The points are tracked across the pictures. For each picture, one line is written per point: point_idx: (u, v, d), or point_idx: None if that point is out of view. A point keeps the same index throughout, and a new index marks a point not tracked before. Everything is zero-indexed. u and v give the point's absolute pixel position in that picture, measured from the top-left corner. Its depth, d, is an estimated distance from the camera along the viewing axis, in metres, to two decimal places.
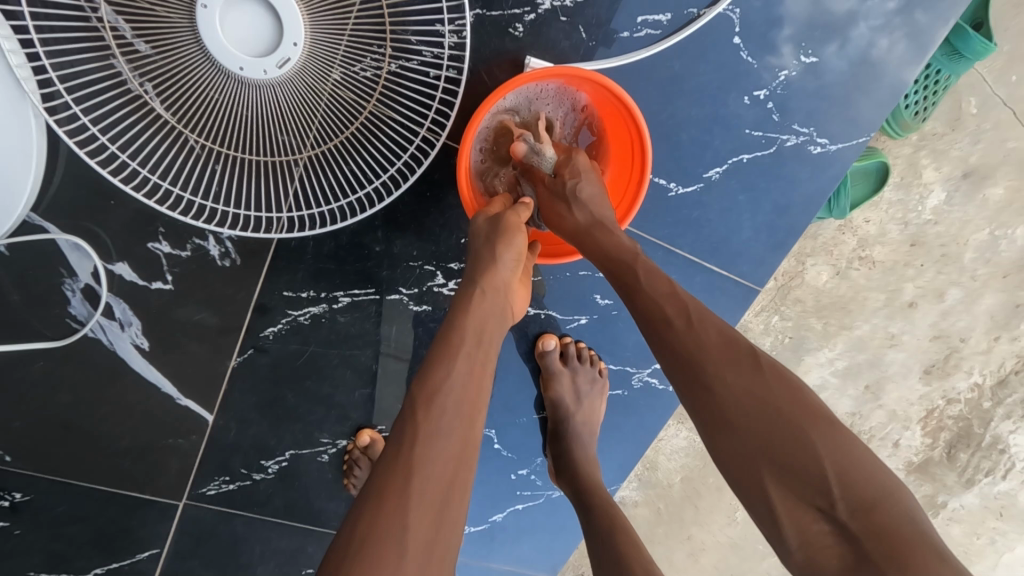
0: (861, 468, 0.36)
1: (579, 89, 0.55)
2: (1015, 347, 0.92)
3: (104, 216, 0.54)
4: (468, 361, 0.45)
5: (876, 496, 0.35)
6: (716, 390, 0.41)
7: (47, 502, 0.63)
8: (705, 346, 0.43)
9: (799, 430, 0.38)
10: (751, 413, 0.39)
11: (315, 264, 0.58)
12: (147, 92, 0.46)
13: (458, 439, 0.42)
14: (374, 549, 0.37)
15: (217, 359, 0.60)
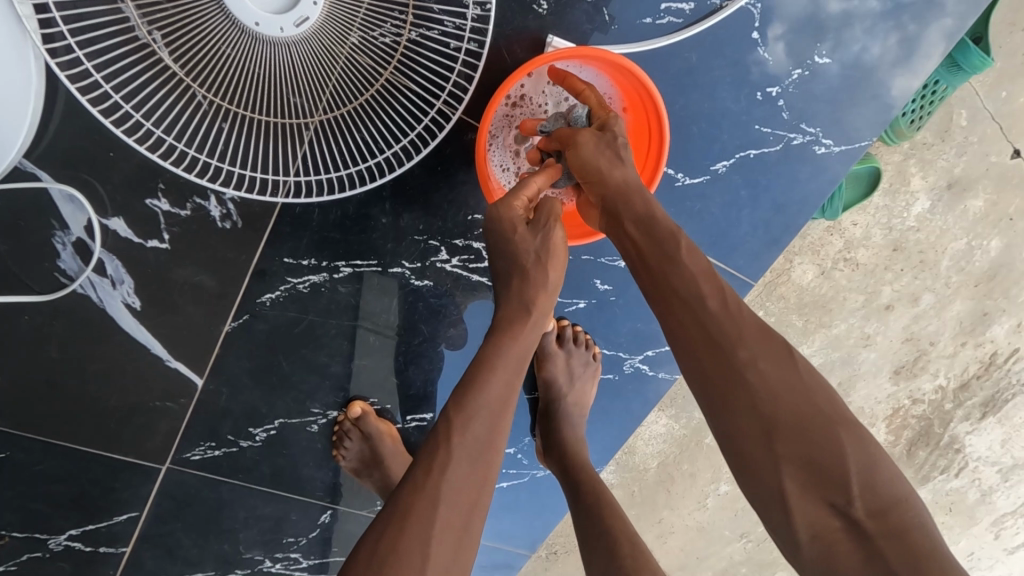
0: (882, 472, 0.40)
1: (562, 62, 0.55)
2: (977, 352, 0.97)
3: (102, 168, 0.52)
4: (506, 387, 0.48)
5: (890, 497, 0.39)
6: (749, 378, 0.43)
7: (24, 459, 0.62)
8: (739, 336, 0.44)
9: (826, 424, 0.41)
10: (783, 404, 0.42)
11: (319, 233, 0.57)
12: (155, 41, 0.44)
13: (484, 464, 0.46)
14: (398, 563, 0.40)
15: (211, 323, 0.58)
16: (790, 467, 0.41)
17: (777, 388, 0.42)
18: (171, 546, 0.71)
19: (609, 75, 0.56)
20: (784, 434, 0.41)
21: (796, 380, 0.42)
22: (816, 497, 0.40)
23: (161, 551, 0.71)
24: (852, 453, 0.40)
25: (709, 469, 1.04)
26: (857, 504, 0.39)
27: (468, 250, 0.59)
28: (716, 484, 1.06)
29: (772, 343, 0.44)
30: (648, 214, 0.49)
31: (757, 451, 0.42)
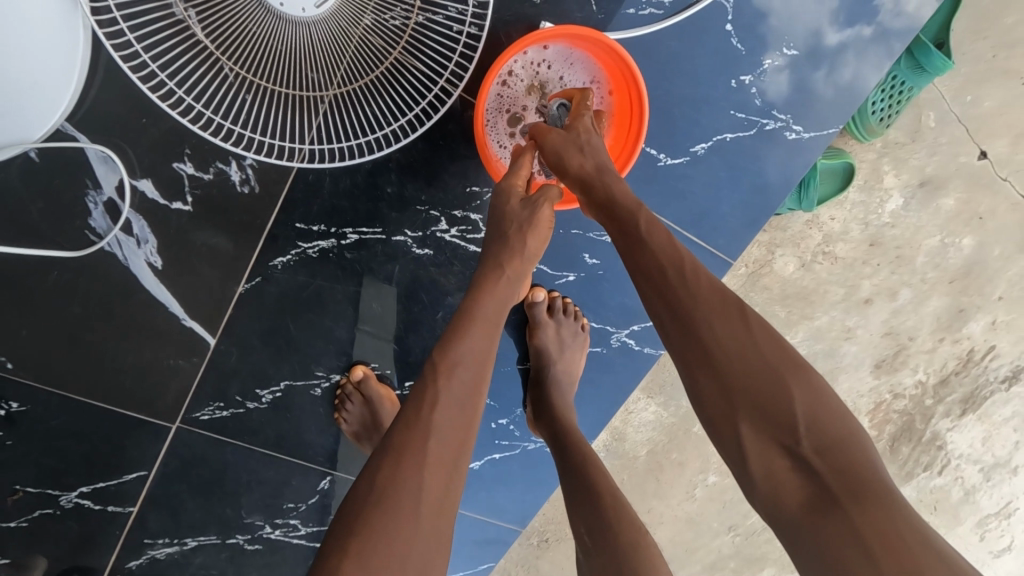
0: (832, 416, 0.44)
1: (552, 41, 0.60)
2: (955, 348, 1.02)
3: (134, 133, 0.57)
4: (487, 339, 0.53)
5: (836, 435, 0.43)
6: (706, 337, 0.47)
7: (42, 414, 0.66)
8: (695, 298, 0.48)
9: (775, 372, 0.45)
10: (735, 357, 0.46)
11: (329, 200, 0.62)
12: (190, 17, 0.49)
13: (468, 408, 0.50)
14: (392, 493, 0.45)
15: (226, 284, 0.63)
16: (744, 416, 0.45)
17: (729, 343, 0.47)
18: (177, 506, 0.74)
19: (596, 55, 0.61)
20: (741, 387, 0.45)
21: (746, 334, 0.47)
22: (769, 440, 0.44)
23: (168, 510, 0.74)
24: (800, 399, 0.44)
25: (697, 459, 1.07)
26: (803, 442, 0.43)
27: (466, 222, 0.64)
28: (704, 475, 1.09)
29: (726, 305, 0.48)
30: (619, 193, 0.55)
31: (713, 404, 0.47)
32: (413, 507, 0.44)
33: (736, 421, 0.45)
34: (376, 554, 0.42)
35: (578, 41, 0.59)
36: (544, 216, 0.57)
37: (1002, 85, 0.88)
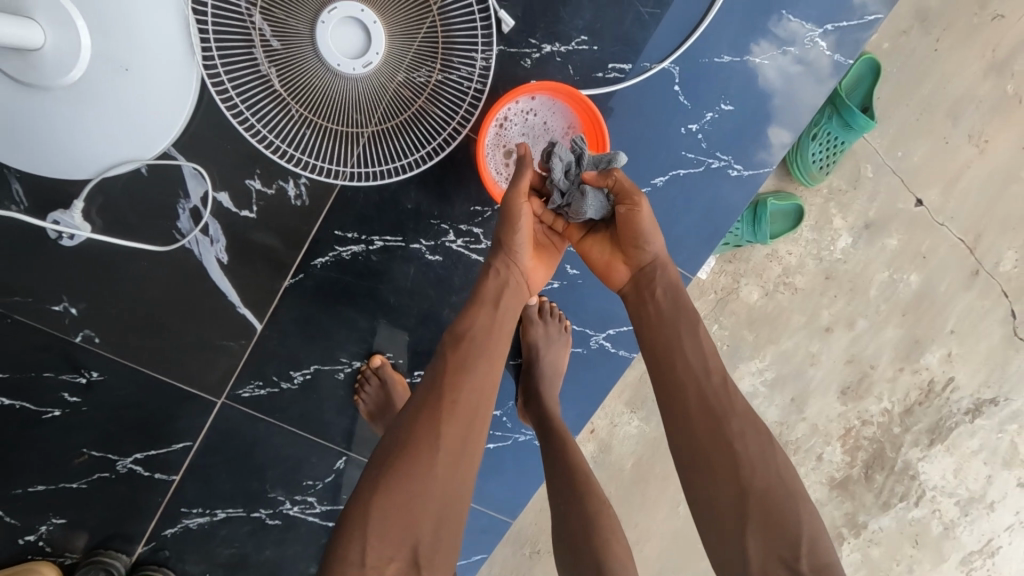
0: (825, 552, 0.57)
1: (534, 91, 0.75)
2: (913, 378, 1.21)
3: (218, 155, 0.74)
4: (488, 376, 0.65)
5: (821, 559, 0.56)
6: (739, 449, 0.60)
7: (113, 384, 0.79)
8: (733, 412, 0.62)
9: (788, 497, 0.59)
10: (760, 474, 0.59)
11: (361, 213, 0.78)
12: (271, 72, 0.68)
13: (470, 435, 0.62)
14: (399, 506, 0.56)
15: (276, 278, 0.78)
16: (756, 523, 0.57)
17: (757, 461, 0.60)
18: (214, 476, 0.86)
19: (568, 103, 0.76)
20: (756, 497, 0.58)
21: (773, 461, 0.60)
22: (771, 546, 0.57)
23: (206, 479, 0.86)
24: (799, 523, 0.57)
25: (680, 475, 1.17)
26: (796, 556, 0.56)
27: (469, 233, 0.79)
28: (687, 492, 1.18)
29: (760, 432, 0.62)
30: (674, 301, 0.68)
31: (733, 493, 0.59)
32: (416, 517, 0.57)
33: (747, 525, 0.58)
34: (384, 547, 0.55)
35: (555, 89, 0.74)
36: (523, 249, 0.70)
37: (927, 143, 1.05)
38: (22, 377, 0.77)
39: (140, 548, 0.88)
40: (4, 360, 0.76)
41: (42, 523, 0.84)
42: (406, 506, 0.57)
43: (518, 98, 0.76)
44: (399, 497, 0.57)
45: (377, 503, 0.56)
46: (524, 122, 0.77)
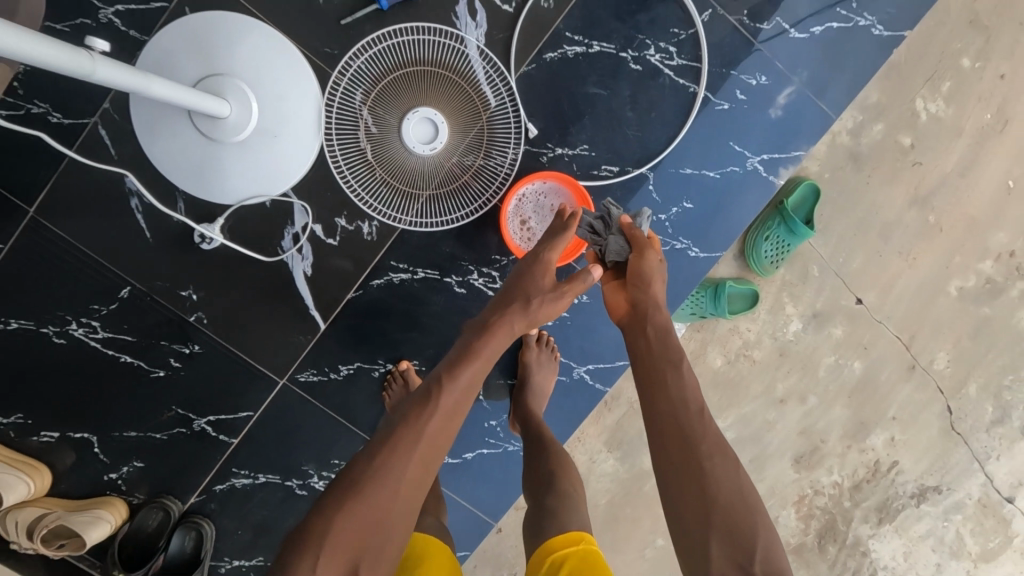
0: (776, 563, 0.70)
1: (545, 178, 1.02)
2: (861, 457, 1.37)
3: (314, 197, 1.01)
4: (451, 410, 0.78)
5: (772, 565, 0.69)
6: (708, 470, 0.74)
7: (207, 356, 1.04)
8: (705, 441, 0.76)
9: (748, 513, 0.72)
10: (725, 492, 0.72)
11: (411, 250, 1.04)
12: (367, 147, 1.00)
13: (428, 458, 0.75)
14: (362, 512, 0.69)
15: (341, 291, 1.05)
16: (718, 531, 0.70)
17: (723, 481, 0.74)
18: (264, 444, 1.08)
19: (568, 188, 1.03)
20: (721, 510, 0.71)
21: (736, 482, 0.74)
22: (729, 551, 0.69)
23: (257, 445, 1.08)
24: (753, 537, 0.70)
25: (648, 516, 1.33)
26: (751, 560, 0.68)
27: (488, 274, 1.06)
28: (653, 534, 1.33)
29: (725, 455, 0.76)
30: (665, 348, 0.85)
31: (699, 509, 0.72)
32: (377, 521, 0.69)
33: (711, 533, 0.70)
34: (347, 541, 0.67)
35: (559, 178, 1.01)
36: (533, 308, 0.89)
37: (865, 253, 1.30)
38: (143, 343, 1.03)
39: (193, 498, 1.09)
40: (135, 329, 1.02)
41: (122, 467, 1.07)
42: (359, 532, 0.68)
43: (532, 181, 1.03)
44: (354, 521, 0.68)
45: (333, 528, 0.67)
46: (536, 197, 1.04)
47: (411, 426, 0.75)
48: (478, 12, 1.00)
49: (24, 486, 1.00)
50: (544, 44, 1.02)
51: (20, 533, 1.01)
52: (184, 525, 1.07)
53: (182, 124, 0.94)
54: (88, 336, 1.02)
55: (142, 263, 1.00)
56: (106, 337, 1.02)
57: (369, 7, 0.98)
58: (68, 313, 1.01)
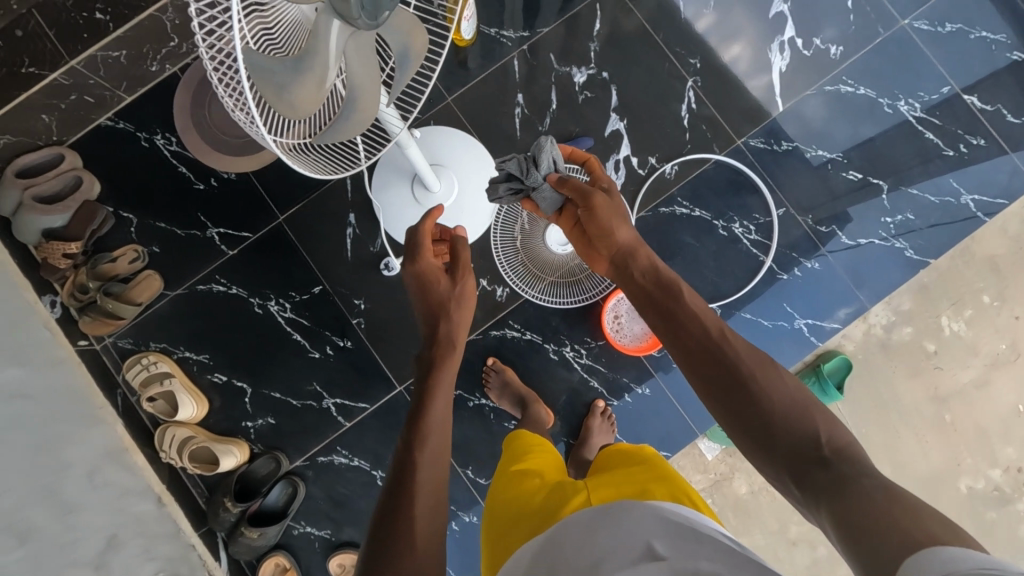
0: (852, 449, 0.64)
1: None
2: None
3: (471, 260, 1.38)
4: (437, 444, 0.80)
5: (847, 450, 0.63)
6: (750, 385, 0.72)
7: (353, 352, 1.36)
8: (745, 363, 0.74)
9: (802, 411, 0.68)
10: (777, 401, 0.70)
11: (527, 317, 1.38)
12: (518, 235, 1.36)
13: (432, 501, 0.75)
14: None
15: (466, 332, 1.38)
16: (779, 443, 0.67)
17: (774, 392, 0.71)
18: (367, 433, 1.35)
19: None
20: (774, 419, 0.69)
21: (787, 390, 0.71)
22: (797, 454, 0.65)
23: (361, 433, 1.35)
24: (815, 425, 0.66)
25: None
26: (822, 450, 0.64)
27: (577, 350, 1.38)
28: None
29: (763, 365, 0.74)
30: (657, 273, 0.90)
31: (758, 432, 0.69)
32: None
33: (773, 447, 0.67)
34: None
35: None
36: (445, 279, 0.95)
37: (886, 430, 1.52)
38: (314, 329, 1.37)
39: (298, 461, 1.34)
40: (313, 317, 1.37)
41: (258, 419, 1.35)
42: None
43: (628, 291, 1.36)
44: None
45: None
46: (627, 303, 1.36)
47: (406, 481, 0.75)
48: (620, 170, 1.41)
49: (191, 410, 1.30)
50: (661, 201, 1.40)
51: (173, 447, 1.30)
52: (285, 478, 1.32)
53: (402, 185, 1.31)
54: (279, 313, 1.37)
55: (337, 272, 1.38)
56: (291, 316, 1.37)
57: None
58: (271, 293, 1.38)
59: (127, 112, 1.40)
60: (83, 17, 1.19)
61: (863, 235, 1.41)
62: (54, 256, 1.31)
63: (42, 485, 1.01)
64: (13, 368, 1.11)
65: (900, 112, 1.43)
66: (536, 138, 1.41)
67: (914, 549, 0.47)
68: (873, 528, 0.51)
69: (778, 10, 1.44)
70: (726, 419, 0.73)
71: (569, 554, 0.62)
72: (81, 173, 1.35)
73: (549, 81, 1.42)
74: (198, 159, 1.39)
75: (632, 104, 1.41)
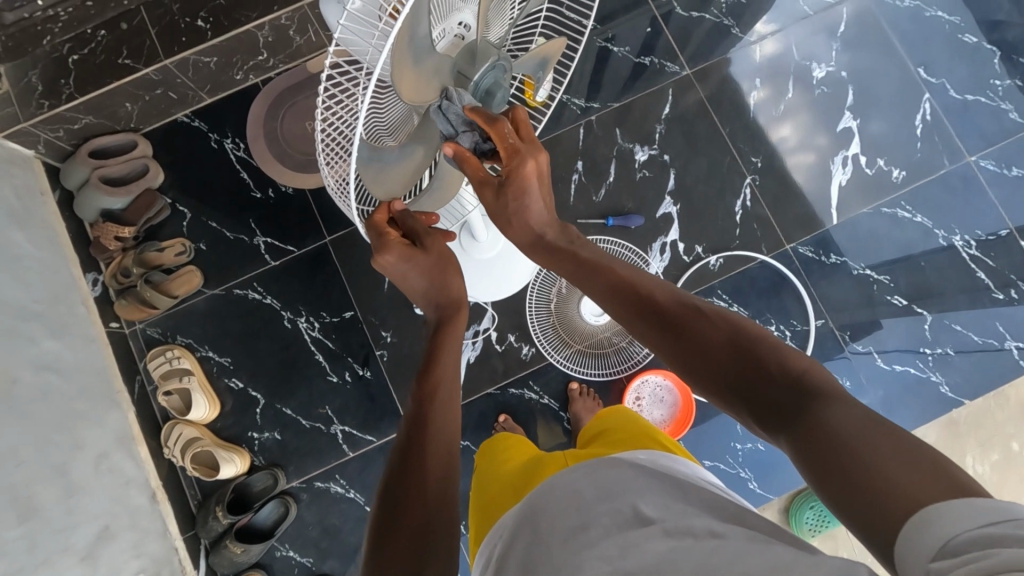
0: (795, 360, 0.58)
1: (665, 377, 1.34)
2: None
3: (504, 314, 1.38)
4: (449, 396, 0.73)
5: (797, 366, 0.57)
6: (680, 328, 0.66)
7: (371, 383, 1.37)
8: (667, 304, 0.69)
9: (738, 344, 0.61)
10: (711, 337, 0.63)
11: (548, 380, 1.37)
12: (555, 297, 1.37)
13: (446, 452, 0.68)
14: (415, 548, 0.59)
15: (485, 384, 1.37)
16: (728, 387, 0.60)
17: (706, 327, 0.65)
18: (369, 466, 1.34)
19: (679, 393, 1.33)
20: (710, 359, 0.62)
21: (720, 323, 0.64)
22: (742, 390, 0.59)
23: (364, 465, 1.35)
24: (774, 358, 0.58)
25: None
26: (772, 373, 0.57)
27: None
28: None
29: (685, 305, 0.68)
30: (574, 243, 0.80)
31: (703, 375, 0.63)
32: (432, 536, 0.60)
33: (723, 390, 0.61)
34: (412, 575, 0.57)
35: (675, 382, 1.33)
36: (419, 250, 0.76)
37: None
38: (338, 353, 1.38)
39: (295, 482, 1.33)
40: (339, 341, 1.38)
41: (265, 432, 1.35)
42: (408, 528, 0.60)
43: (655, 376, 1.34)
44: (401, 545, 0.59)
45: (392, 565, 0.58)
46: (651, 388, 1.35)
47: (420, 437, 0.68)
48: (665, 252, 1.41)
49: (203, 411, 1.31)
50: (701, 290, 1.40)
51: (177, 446, 1.30)
52: (279, 496, 1.31)
53: None
54: (307, 330, 1.39)
55: (371, 300, 1.39)
56: (318, 336, 1.38)
57: (596, 219, 1.42)
58: (303, 310, 1.39)
59: (205, 113, 1.45)
60: (184, 22, 1.28)
61: (899, 362, 1.39)
62: (106, 237, 1.35)
63: (52, 465, 1.04)
64: (48, 342, 1.16)
65: (954, 245, 1.42)
66: (588, 207, 1.43)
67: (909, 507, 0.41)
68: (857, 482, 0.45)
69: (846, 125, 1.46)
70: (678, 369, 0.66)
71: (543, 514, 0.60)
72: (150, 162, 1.40)
73: (611, 154, 1.45)
74: (261, 167, 1.43)
75: (688, 191, 1.43)
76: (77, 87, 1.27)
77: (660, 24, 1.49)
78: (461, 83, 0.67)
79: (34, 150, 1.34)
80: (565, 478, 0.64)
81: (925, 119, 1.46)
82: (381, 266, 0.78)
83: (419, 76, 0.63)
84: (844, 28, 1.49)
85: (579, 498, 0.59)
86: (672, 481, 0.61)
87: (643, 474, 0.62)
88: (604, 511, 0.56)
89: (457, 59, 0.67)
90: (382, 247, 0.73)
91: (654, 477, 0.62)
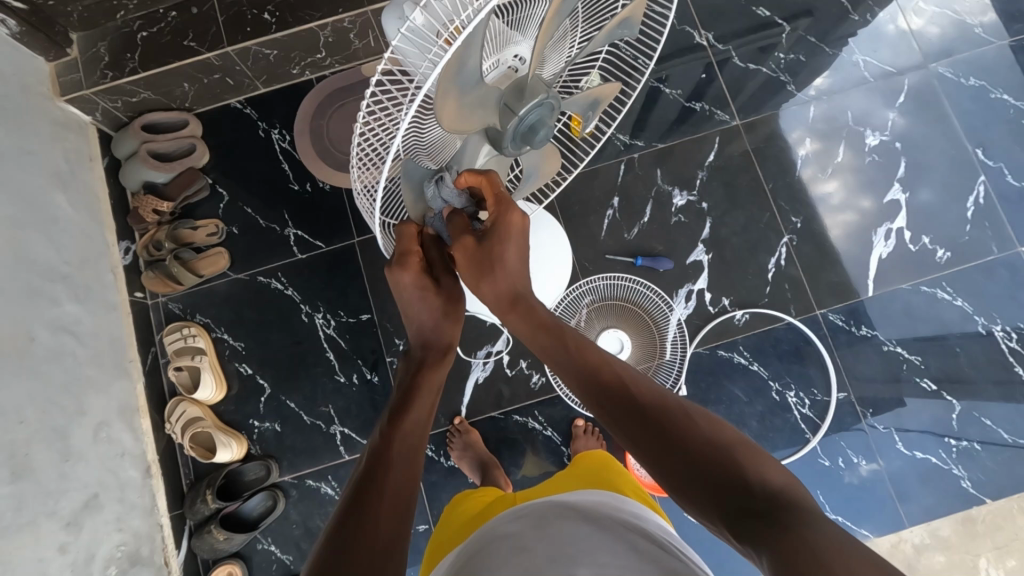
0: (766, 481, 0.52)
1: None
2: None
3: (518, 340, 1.37)
4: (413, 436, 0.71)
5: (774, 487, 0.51)
6: (663, 415, 0.60)
7: (379, 389, 1.36)
8: (647, 390, 0.64)
9: (719, 449, 0.55)
10: (694, 434, 0.57)
11: (554, 413, 1.35)
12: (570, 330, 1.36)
13: (405, 488, 0.64)
14: None
15: (490, 407, 1.35)
16: (700, 487, 0.53)
17: (686, 423, 0.59)
18: None
19: None
20: (691, 450, 0.56)
21: (704, 427, 0.58)
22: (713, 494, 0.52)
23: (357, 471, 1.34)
24: (753, 474, 0.52)
25: None
26: (748, 483, 0.51)
27: None
28: None
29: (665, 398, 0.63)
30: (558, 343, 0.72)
31: (679, 461, 0.56)
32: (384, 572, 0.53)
33: (696, 485, 0.54)
34: None
35: None
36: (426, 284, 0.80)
37: None
38: (349, 354, 1.38)
39: (286, 476, 1.33)
40: (352, 342, 1.38)
41: (265, 422, 1.35)
42: (368, 545, 0.55)
43: None
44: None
45: None
46: None
47: (376, 479, 0.63)
48: (691, 299, 1.39)
49: (209, 392, 1.32)
50: (723, 343, 1.37)
51: (179, 422, 1.32)
52: (268, 489, 1.30)
53: None
54: (322, 327, 1.39)
55: (388, 306, 1.39)
56: (332, 334, 1.39)
57: (625, 257, 1.40)
58: (322, 306, 1.40)
59: (257, 102, 1.48)
60: (251, 14, 1.32)
61: (920, 449, 1.33)
62: (144, 208, 1.38)
63: (53, 427, 1.05)
64: (71, 305, 1.19)
65: (993, 335, 1.36)
66: (619, 244, 1.41)
67: None
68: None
69: (894, 197, 1.42)
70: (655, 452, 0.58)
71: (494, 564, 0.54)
72: (197, 142, 1.43)
73: (648, 194, 1.43)
74: (303, 161, 1.45)
75: (721, 241, 1.41)
76: (140, 63, 1.31)
77: (716, 72, 1.48)
78: (507, 118, 0.66)
79: (90, 117, 1.39)
80: (514, 530, 0.59)
81: (977, 202, 1.42)
82: (392, 283, 0.81)
83: (461, 107, 0.62)
84: (903, 99, 1.46)
85: (533, 560, 0.53)
86: (628, 539, 0.56)
87: (594, 527, 0.58)
88: (553, 566, 0.51)
89: (505, 92, 0.65)
90: (400, 263, 0.78)
91: (603, 527, 0.58)
